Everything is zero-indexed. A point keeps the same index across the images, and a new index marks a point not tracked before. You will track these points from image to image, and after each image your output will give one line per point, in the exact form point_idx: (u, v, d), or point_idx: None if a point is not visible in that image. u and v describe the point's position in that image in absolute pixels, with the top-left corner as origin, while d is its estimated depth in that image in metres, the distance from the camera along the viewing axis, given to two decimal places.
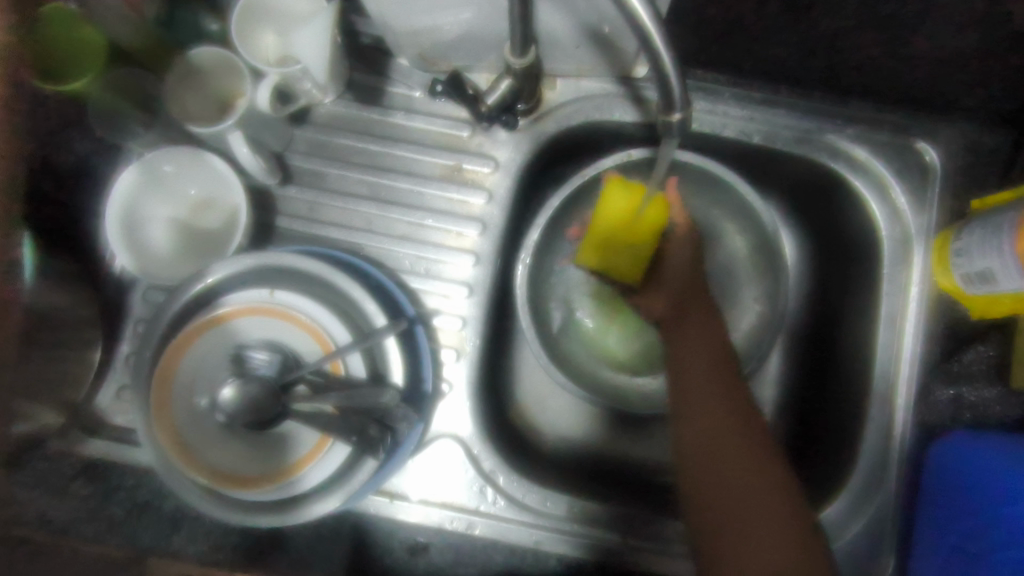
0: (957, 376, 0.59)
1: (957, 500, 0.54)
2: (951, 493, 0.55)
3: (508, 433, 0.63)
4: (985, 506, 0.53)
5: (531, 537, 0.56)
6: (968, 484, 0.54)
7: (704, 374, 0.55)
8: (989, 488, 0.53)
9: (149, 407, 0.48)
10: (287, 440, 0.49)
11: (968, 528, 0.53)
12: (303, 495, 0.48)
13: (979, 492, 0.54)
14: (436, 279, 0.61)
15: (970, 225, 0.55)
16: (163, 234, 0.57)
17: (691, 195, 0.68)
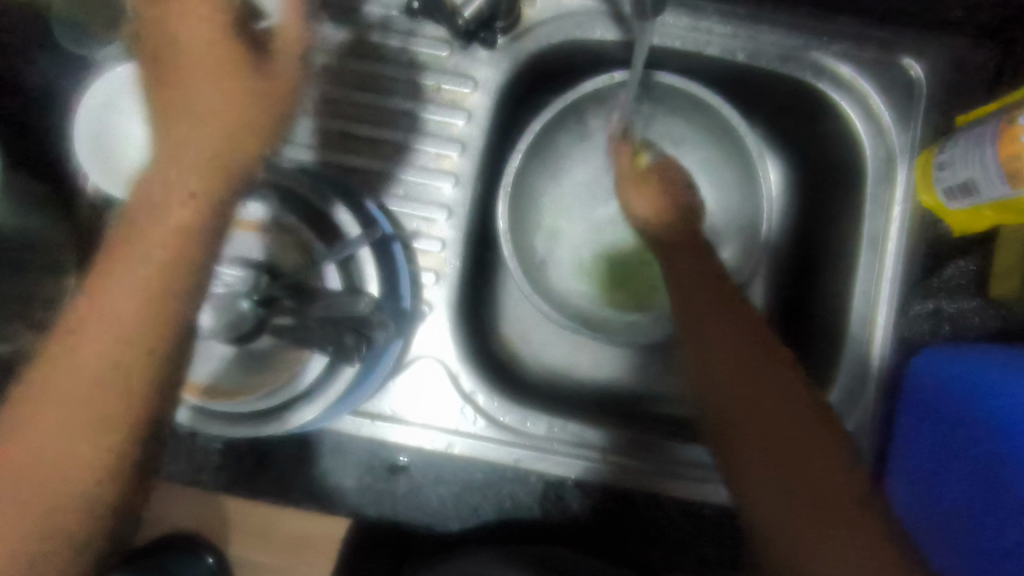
0: (939, 291, 0.57)
1: (954, 411, 0.54)
2: (945, 406, 0.54)
3: (490, 358, 0.63)
4: (980, 406, 0.52)
5: (511, 455, 0.56)
6: (957, 392, 0.53)
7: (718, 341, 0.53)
8: (979, 389, 0.52)
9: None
10: (267, 356, 0.50)
11: (973, 435, 0.52)
12: (286, 406, 0.49)
13: (970, 396, 0.53)
14: (416, 202, 0.60)
15: (953, 138, 0.54)
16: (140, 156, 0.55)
17: (674, 120, 0.67)
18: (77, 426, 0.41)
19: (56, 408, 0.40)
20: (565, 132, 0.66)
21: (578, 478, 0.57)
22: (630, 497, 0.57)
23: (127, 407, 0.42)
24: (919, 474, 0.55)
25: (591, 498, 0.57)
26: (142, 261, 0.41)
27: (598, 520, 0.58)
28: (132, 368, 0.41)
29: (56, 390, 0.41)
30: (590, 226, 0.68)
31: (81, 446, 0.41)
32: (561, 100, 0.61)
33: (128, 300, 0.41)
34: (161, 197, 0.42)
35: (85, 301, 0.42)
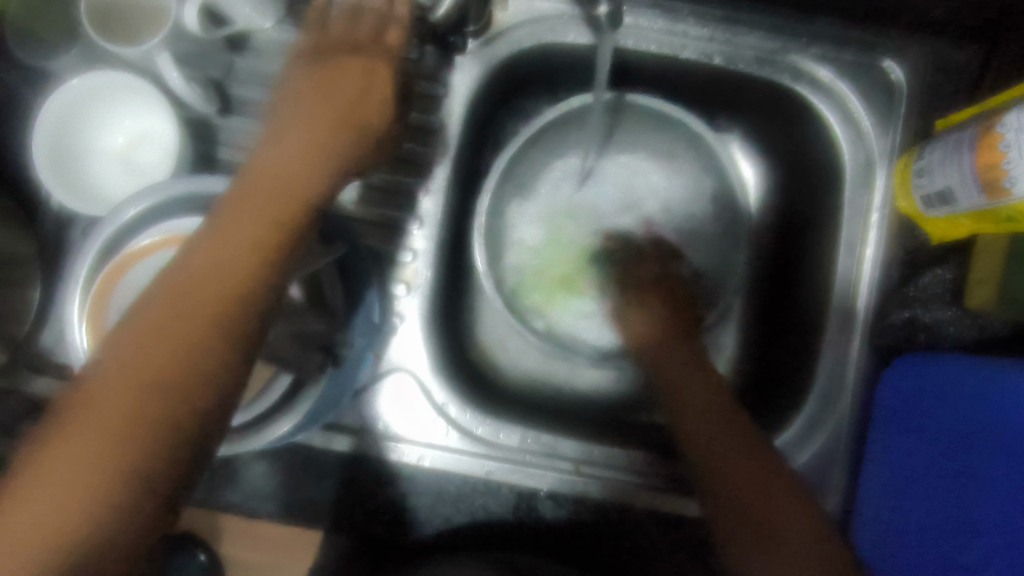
0: (912, 300, 0.57)
1: (931, 423, 0.52)
2: (922, 417, 0.53)
3: (465, 367, 0.63)
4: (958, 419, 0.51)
5: (484, 467, 0.56)
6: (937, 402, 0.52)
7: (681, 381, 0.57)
8: (957, 402, 0.51)
9: (84, 335, 0.47)
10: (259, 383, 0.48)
11: (948, 448, 0.51)
12: (255, 420, 0.47)
13: (948, 408, 0.52)
14: (391, 210, 0.59)
15: (932, 144, 0.53)
16: (106, 170, 0.55)
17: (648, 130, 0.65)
18: (116, 434, 0.35)
19: (107, 411, 0.35)
20: (545, 148, 0.65)
21: (550, 490, 0.56)
22: (602, 509, 0.56)
23: (182, 421, 0.36)
24: (888, 480, 0.55)
25: (564, 509, 0.57)
26: (212, 276, 0.39)
27: (571, 531, 0.57)
28: (191, 380, 0.37)
29: (108, 388, 0.35)
30: (567, 233, 0.67)
31: (108, 458, 0.34)
32: (543, 114, 0.61)
33: (194, 310, 0.38)
34: (220, 239, 0.40)
35: (150, 305, 0.38)
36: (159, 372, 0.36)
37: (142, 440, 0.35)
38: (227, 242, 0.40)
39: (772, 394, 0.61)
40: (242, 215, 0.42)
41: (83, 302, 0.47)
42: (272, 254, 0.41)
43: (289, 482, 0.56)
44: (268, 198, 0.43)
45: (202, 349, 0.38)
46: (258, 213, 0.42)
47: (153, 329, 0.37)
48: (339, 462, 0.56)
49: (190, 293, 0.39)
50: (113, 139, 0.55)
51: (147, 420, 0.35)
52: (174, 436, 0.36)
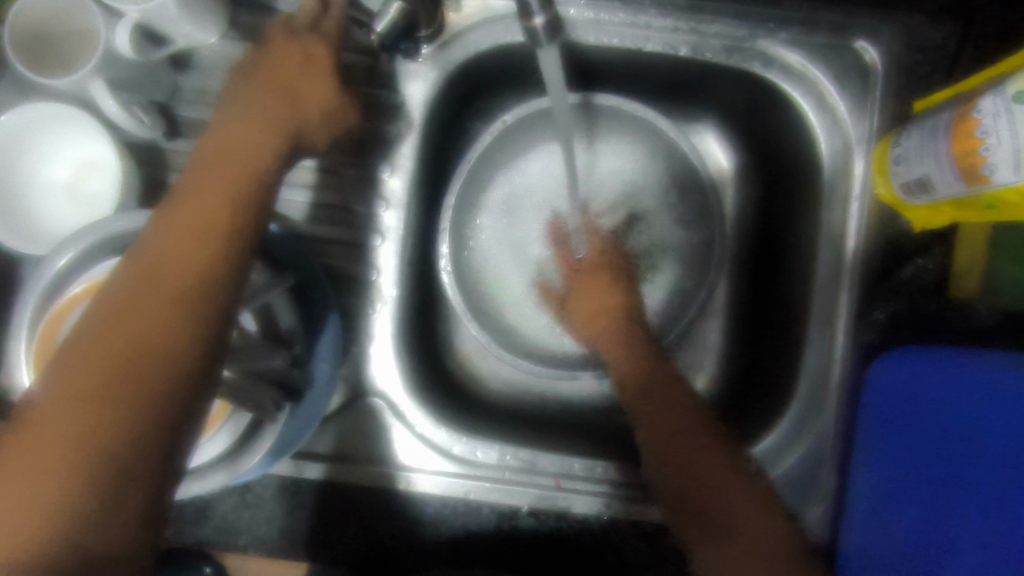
0: (897, 292, 0.54)
1: (914, 427, 0.52)
2: (905, 420, 0.52)
3: (442, 381, 0.61)
4: (942, 424, 0.51)
5: (464, 489, 0.54)
6: (921, 404, 0.52)
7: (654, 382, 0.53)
8: (939, 408, 0.51)
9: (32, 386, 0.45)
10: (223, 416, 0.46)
11: (933, 453, 0.51)
12: (222, 458, 0.46)
13: (930, 412, 0.51)
14: (355, 227, 0.57)
15: (909, 129, 0.51)
16: (52, 203, 0.53)
17: (611, 131, 0.64)
18: (68, 468, 0.33)
19: (34, 478, 0.32)
20: (509, 147, 0.64)
21: (531, 507, 0.54)
22: (586, 525, 0.55)
23: (131, 474, 0.34)
24: (875, 484, 0.52)
25: (544, 529, 0.55)
26: (155, 295, 0.37)
27: (555, 547, 0.55)
28: (143, 403, 0.35)
29: (51, 420, 0.33)
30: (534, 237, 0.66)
31: (60, 494, 0.32)
32: (500, 123, 0.60)
33: (120, 352, 0.35)
34: (145, 277, 0.37)
35: (79, 345, 0.35)
36: (107, 398, 0.34)
37: (95, 469, 0.33)
38: (159, 270, 0.37)
39: (757, 393, 0.59)
40: (172, 237, 0.38)
41: (31, 348, 0.45)
42: (218, 264, 0.38)
43: (261, 515, 0.54)
44: (205, 206, 0.40)
45: (152, 369, 0.35)
46: (195, 226, 0.39)
47: (94, 360, 0.35)
48: (308, 489, 0.54)
49: (113, 334, 0.35)
50: (58, 171, 0.53)
51: (99, 449, 0.33)
52: (134, 464, 0.34)
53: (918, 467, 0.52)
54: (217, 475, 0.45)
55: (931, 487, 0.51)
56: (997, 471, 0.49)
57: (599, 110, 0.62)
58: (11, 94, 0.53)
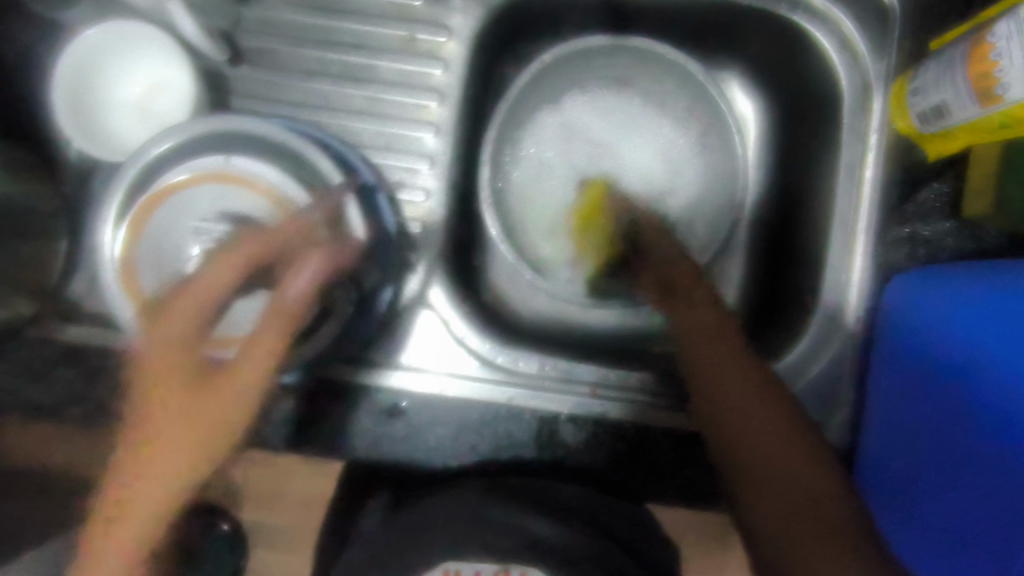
0: (912, 216, 0.58)
1: (923, 351, 0.54)
2: (914, 342, 0.55)
3: (481, 304, 0.64)
4: (949, 345, 0.53)
5: (505, 394, 0.58)
6: (926, 329, 0.54)
7: (697, 322, 0.54)
8: (943, 331, 0.53)
9: (114, 267, 0.49)
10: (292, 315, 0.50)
11: (942, 373, 0.53)
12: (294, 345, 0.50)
13: (938, 336, 0.54)
14: (399, 152, 0.60)
15: (926, 63, 0.55)
16: (123, 121, 0.56)
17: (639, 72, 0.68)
18: (185, 476, 0.47)
19: (142, 496, 0.47)
20: (551, 89, 0.68)
21: (570, 413, 0.58)
22: (620, 428, 0.59)
23: (184, 475, 0.47)
24: (891, 401, 0.56)
25: (583, 431, 0.59)
26: (217, 380, 0.47)
27: (592, 447, 0.59)
28: (207, 431, 0.47)
29: (154, 441, 0.47)
30: (566, 180, 0.69)
31: (154, 486, 0.47)
32: (538, 62, 0.64)
33: (200, 414, 0.47)
34: (157, 346, 0.47)
35: (175, 392, 0.47)
36: (201, 418, 0.47)
37: (188, 465, 0.47)
38: (166, 350, 0.47)
39: (778, 315, 0.64)
40: (201, 291, 0.46)
41: (115, 236, 0.49)
42: (276, 335, 0.47)
43: (320, 414, 0.58)
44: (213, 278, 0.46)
45: (229, 403, 0.47)
46: (228, 277, 0.46)
47: (192, 412, 0.47)
48: (362, 393, 0.58)
49: (181, 397, 0.46)
50: (129, 90, 0.56)
51: (209, 450, 0.47)
52: (211, 456, 0.47)
53: (932, 390, 0.53)
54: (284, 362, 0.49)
55: (948, 416, 0.52)
56: (994, 383, 0.49)
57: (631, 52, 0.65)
58: (88, 14, 0.58)
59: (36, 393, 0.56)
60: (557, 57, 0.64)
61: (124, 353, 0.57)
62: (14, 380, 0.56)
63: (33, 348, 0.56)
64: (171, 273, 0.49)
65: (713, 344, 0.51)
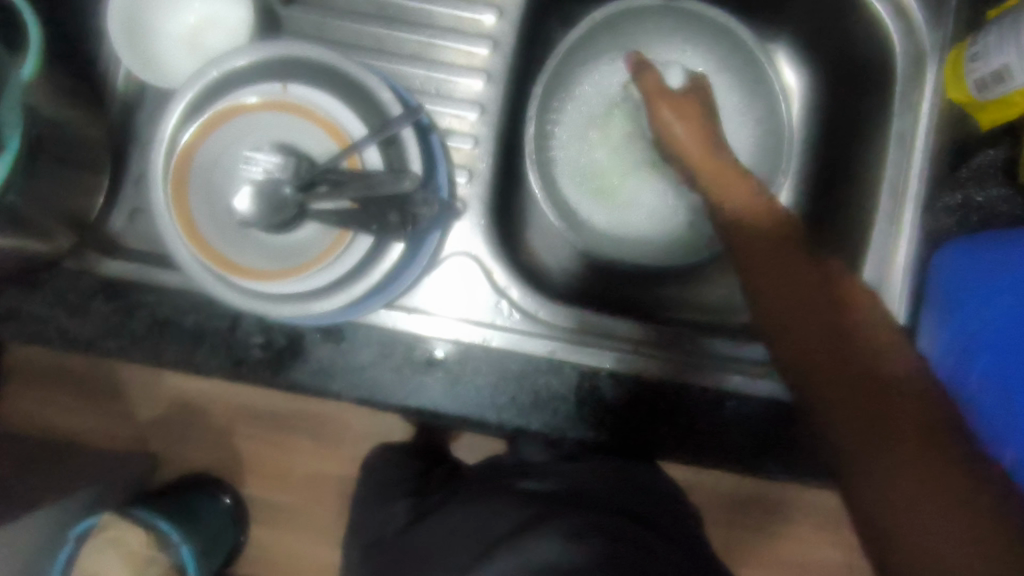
0: (966, 180, 0.58)
1: (979, 310, 0.55)
2: (968, 303, 0.55)
3: (522, 261, 0.64)
4: (1006, 308, 0.54)
5: (547, 347, 0.57)
6: (983, 289, 0.55)
7: (768, 260, 0.52)
8: (998, 292, 0.55)
9: (165, 185, 0.48)
10: (345, 248, 0.49)
11: (999, 334, 0.54)
12: (342, 280, 0.49)
13: (994, 298, 0.55)
14: (447, 99, 0.59)
15: (987, 30, 0.55)
16: (172, 53, 0.55)
17: (688, 37, 0.67)
18: None
19: None
20: (596, 49, 0.67)
21: (612, 369, 0.57)
22: (662, 386, 0.57)
23: None
24: (941, 359, 0.55)
25: (623, 388, 0.57)
26: None
27: (633, 408, 0.57)
28: None
29: None
30: (609, 142, 0.67)
31: None
32: (589, 19, 0.63)
33: None
34: None
35: None
36: None
37: None
38: None
39: None
40: None
41: (165, 159, 0.48)
42: None
43: (358, 360, 0.57)
44: None
45: None
46: None
47: None
48: (401, 342, 0.57)
49: None
50: (181, 24, 0.56)
51: None
52: None
53: (982, 351, 0.54)
54: (334, 296, 0.48)
55: (999, 378, 0.53)
56: None
57: (682, 15, 0.65)
58: None
59: (74, 326, 0.55)
60: (611, 15, 0.64)
61: (162, 289, 0.56)
62: (52, 311, 0.55)
63: (72, 280, 0.56)
64: (222, 199, 0.49)
65: (785, 281, 0.50)
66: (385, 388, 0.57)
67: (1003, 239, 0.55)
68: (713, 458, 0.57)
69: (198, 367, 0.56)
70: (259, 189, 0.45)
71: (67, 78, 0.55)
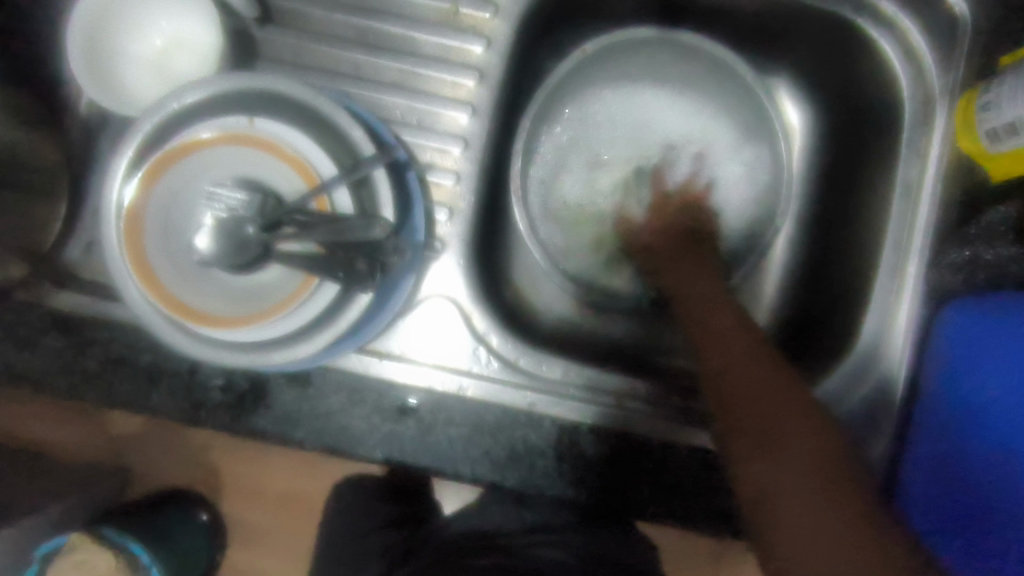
0: (974, 238, 0.55)
1: (973, 377, 0.52)
2: (961, 372, 0.53)
3: (503, 302, 0.61)
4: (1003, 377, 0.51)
5: (525, 398, 0.54)
6: (977, 357, 0.52)
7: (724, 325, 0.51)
8: (994, 360, 0.52)
9: (117, 224, 0.45)
10: (308, 293, 0.45)
11: (994, 403, 0.51)
12: (304, 329, 0.45)
13: (989, 365, 0.52)
14: (430, 131, 0.56)
15: (1001, 78, 0.51)
16: (137, 80, 0.53)
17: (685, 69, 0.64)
18: None
19: None
20: (589, 82, 0.64)
21: (593, 424, 0.54)
22: (645, 444, 0.54)
23: None
24: (936, 429, 0.53)
25: (605, 444, 0.54)
26: None
27: (614, 467, 0.54)
28: None
29: None
30: (594, 180, 0.65)
31: None
32: (579, 51, 0.61)
33: None
34: None
35: None
36: None
37: None
38: None
39: (815, 338, 0.61)
40: None
41: (122, 192, 0.45)
42: None
43: (324, 407, 0.54)
44: None
45: None
46: None
47: None
48: (372, 388, 0.54)
49: None
50: (146, 49, 0.53)
51: None
52: None
53: (978, 422, 0.52)
54: (297, 343, 0.45)
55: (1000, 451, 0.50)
56: None
57: (680, 48, 0.62)
58: None
59: (20, 361, 0.52)
60: (608, 45, 0.61)
61: (118, 325, 0.53)
62: None
63: (21, 313, 0.52)
64: (178, 236, 0.45)
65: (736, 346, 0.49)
66: (353, 437, 0.54)
67: (1005, 309, 0.52)
68: (697, 522, 0.54)
69: (154, 410, 0.53)
70: (218, 226, 0.42)
71: (21, 100, 0.51)
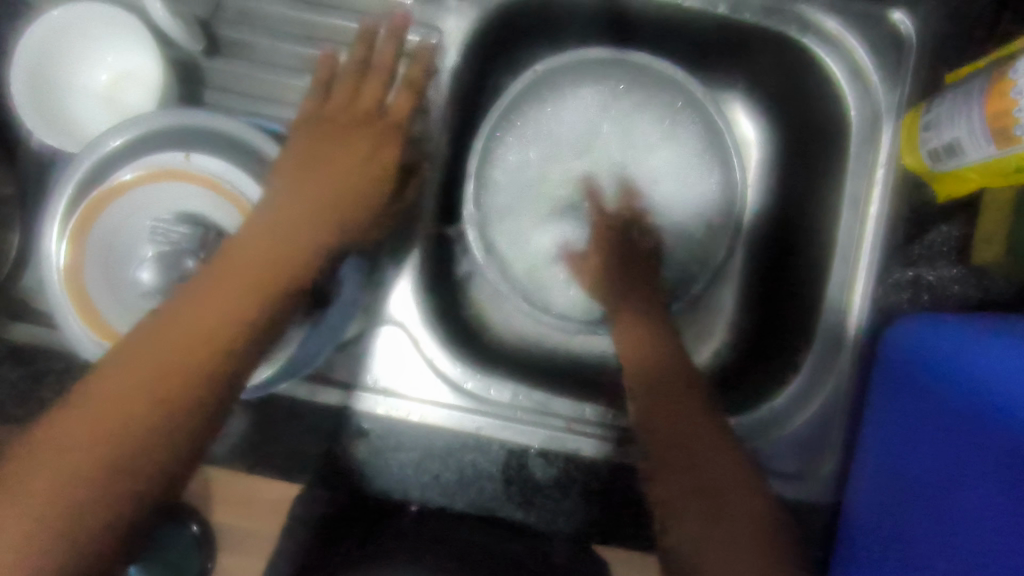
0: (919, 258, 0.56)
1: (914, 389, 0.50)
2: (905, 385, 0.51)
3: (457, 323, 0.61)
4: (940, 389, 0.48)
5: (473, 423, 0.55)
6: (920, 368, 0.50)
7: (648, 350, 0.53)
8: (936, 372, 0.49)
9: (59, 262, 0.46)
10: None
11: (930, 415, 0.48)
12: None
13: (931, 376, 0.49)
14: None
15: (942, 95, 0.51)
16: (86, 113, 0.55)
17: (637, 86, 0.64)
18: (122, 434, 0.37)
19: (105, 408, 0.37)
20: (541, 102, 0.64)
21: (541, 447, 0.55)
22: (594, 468, 0.55)
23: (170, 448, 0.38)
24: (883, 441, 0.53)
25: (554, 467, 0.55)
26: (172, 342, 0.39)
27: (564, 492, 0.55)
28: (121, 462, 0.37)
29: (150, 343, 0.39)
30: (549, 199, 0.65)
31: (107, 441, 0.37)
32: (531, 72, 0.61)
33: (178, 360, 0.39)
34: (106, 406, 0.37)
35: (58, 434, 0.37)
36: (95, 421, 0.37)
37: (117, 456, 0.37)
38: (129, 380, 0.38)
39: (767, 357, 0.61)
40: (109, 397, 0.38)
41: (63, 231, 0.46)
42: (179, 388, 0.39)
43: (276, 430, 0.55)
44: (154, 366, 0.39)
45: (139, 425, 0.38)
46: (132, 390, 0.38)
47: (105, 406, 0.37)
48: (323, 412, 0.55)
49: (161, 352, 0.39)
50: (92, 82, 0.55)
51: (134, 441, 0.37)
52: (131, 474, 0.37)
53: (919, 436, 0.49)
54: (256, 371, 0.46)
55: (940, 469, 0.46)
56: (979, 428, 0.43)
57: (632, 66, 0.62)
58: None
59: None
60: (567, 63, 0.61)
61: (70, 356, 0.53)
62: None
63: None
64: (118, 271, 0.46)
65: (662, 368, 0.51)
66: (305, 459, 0.55)
67: (966, 325, 0.50)
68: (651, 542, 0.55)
69: None
70: (158, 258, 0.43)
71: None
